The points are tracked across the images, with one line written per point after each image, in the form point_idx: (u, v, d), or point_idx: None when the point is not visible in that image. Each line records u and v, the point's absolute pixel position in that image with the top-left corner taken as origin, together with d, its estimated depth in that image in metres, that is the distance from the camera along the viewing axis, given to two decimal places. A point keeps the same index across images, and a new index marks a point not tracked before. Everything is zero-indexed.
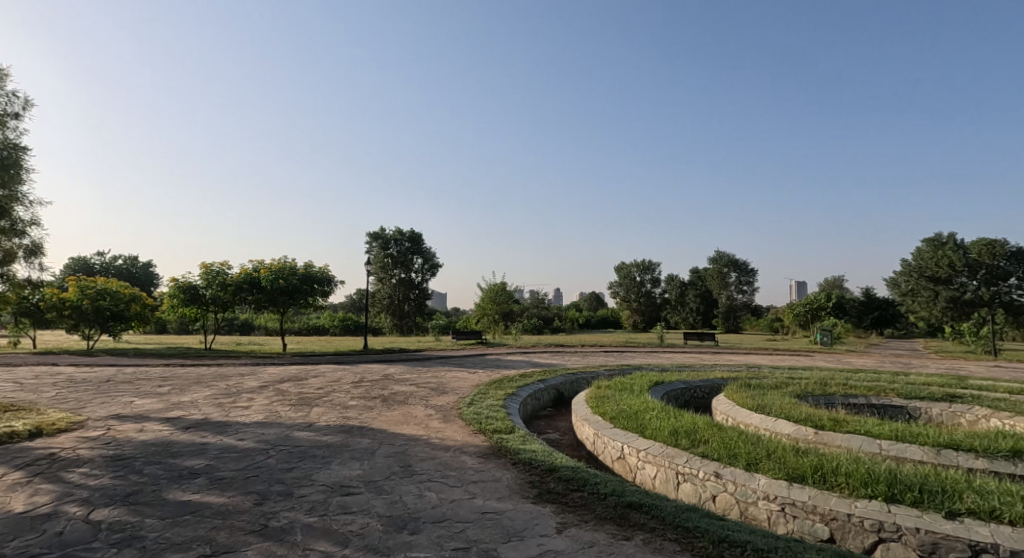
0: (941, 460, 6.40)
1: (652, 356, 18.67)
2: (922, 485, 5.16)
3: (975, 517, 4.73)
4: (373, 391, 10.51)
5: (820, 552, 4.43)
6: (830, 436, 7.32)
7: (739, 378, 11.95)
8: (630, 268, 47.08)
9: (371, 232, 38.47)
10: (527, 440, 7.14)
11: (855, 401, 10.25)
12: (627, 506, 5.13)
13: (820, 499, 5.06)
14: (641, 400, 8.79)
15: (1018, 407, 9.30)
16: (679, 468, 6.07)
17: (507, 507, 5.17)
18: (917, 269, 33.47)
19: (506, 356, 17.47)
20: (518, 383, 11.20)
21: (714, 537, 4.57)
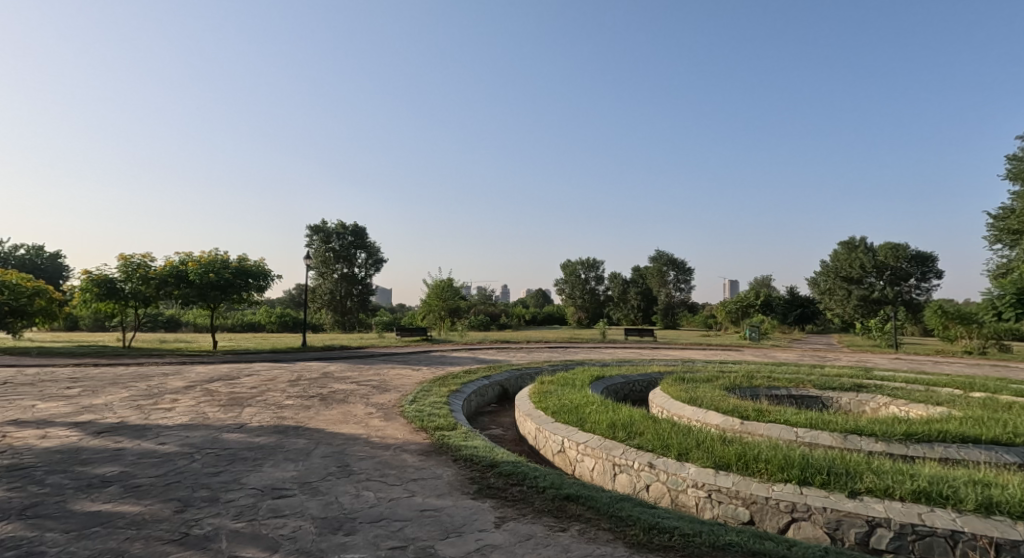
0: (847, 444, 6.93)
1: (594, 352, 19.05)
2: (829, 468, 5.57)
3: (872, 495, 5.16)
4: (311, 390, 10.25)
5: (740, 533, 4.71)
6: (754, 426, 7.76)
7: (673, 372, 12.45)
8: (575, 266, 47.92)
9: (313, 226, 37.26)
10: (469, 436, 7.16)
11: (777, 392, 10.90)
12: (564, 498, 5.26)
13: (742, 484, 5.37)
14: (582, 394, 9.01)
15: (916, 395, 10.16)
16: (615, 459, 6.27)
17: (447, 504, 5.18)
18: (832, 269, 36.23)
19: (450, 353, 17.46)
20: (462, 379, 11.19)
21: (645, 524, 4.77)
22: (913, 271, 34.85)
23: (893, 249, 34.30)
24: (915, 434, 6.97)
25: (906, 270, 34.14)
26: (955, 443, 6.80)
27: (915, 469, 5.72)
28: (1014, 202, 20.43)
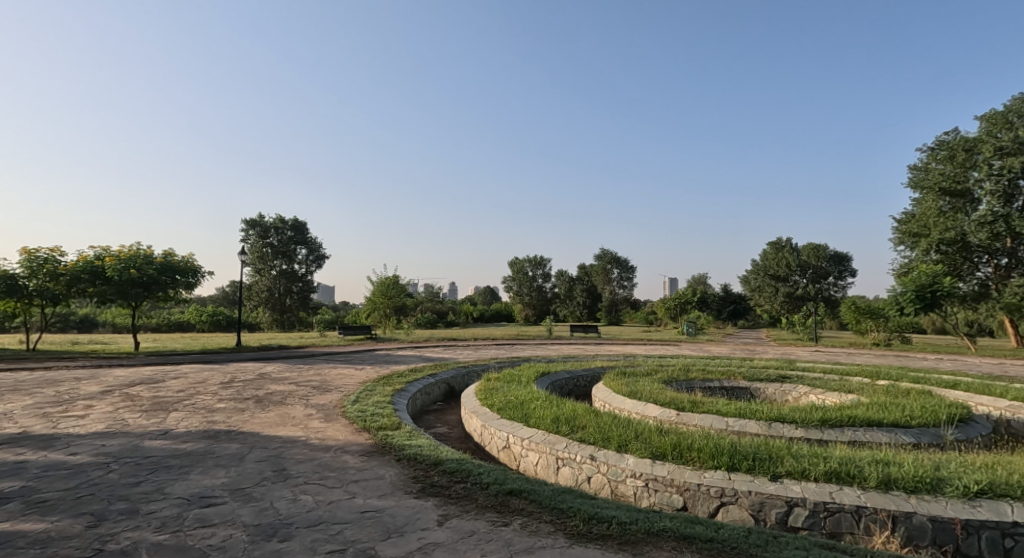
0: (771, 432, 7.39)
1: (541, 349, 19.31)
2: (754, 454, 5.93)
3: (792, 477, 5.53)
4: (245, 392, 9.93)
5: (673, 519, 4.95)
6: (688, 416, 8.14)
7: (615, 367, 12.84)
8: (522, 263, 48.32)
9: (248, 219, 35.81)
10: (413, 435, 7.17)
11: (710, 384, 11.44)
12: (507, 493, 5.37)
13: (676, 473, 5.65)
14: (528, 390, 9.15)
15: (831, 384, 10.93)
16: (558, 453, 6.45)
17: (389, 504, 5.19)
18: (760, 267, 38.08)
19: (395, 351, 17.26)
20: (407, 378, 11.13)
21: (585, 515, 4.92)
22: (831, 269, 37.94)
23: (815, 249, 36.96)
24: (831, 420, 7.50)
25: (826, 269, 36.80)
26: (864, 426, 7.39)
27: (828, 452, 6.17)
28: (914, 207, 22.13)
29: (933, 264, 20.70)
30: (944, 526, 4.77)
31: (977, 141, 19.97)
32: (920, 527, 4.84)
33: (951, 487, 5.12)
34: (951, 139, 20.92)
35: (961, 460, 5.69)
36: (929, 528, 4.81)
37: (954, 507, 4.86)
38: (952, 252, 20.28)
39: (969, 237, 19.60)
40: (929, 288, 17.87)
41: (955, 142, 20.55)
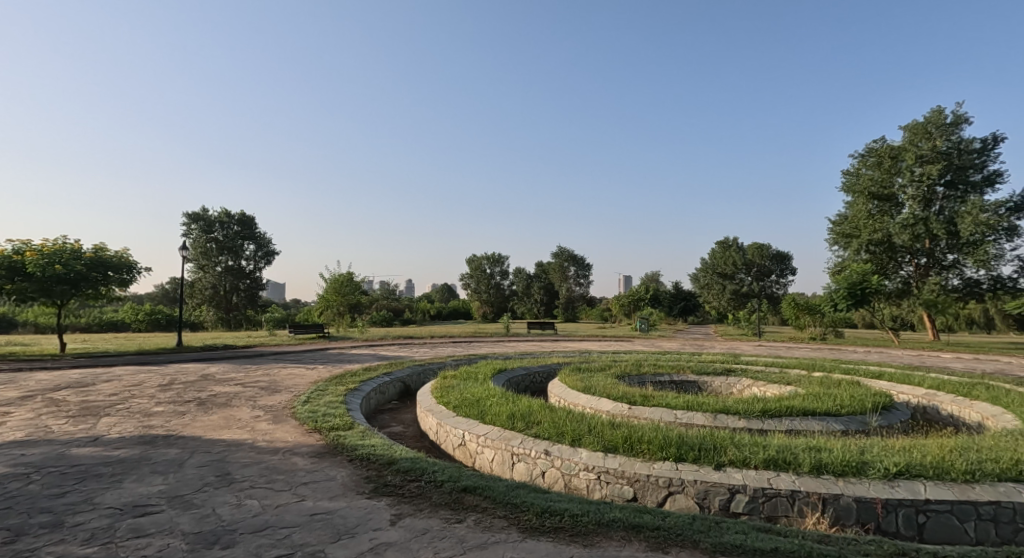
0: (716, 423, 7.75)
1: (498, 346, 19.41)
2: (699, 444, 6.21)
3: (734, 466, 5.83)
4: (186, 395, 9.64)
5: (622, 509, 5.14)
6: (639, 410, 8.43)
7: (571, 363, 13.09)
8: (480, 260, 48.32)
9: (191, 213, 34.43)
10: (366, 435, 7.16)
11: (660, 379, 11.83)
12: (462, 490, 5.43)
13: (627, 465, 5.87)
14: (483, 387, 9.25)
15: (772, 377, 11.50)
16: (513, 449, 6.58)
17: (339, 505, 5.18)
18: (709, 265, 39.49)
19: (349, 350, 17.04)
20: (361, 377, 11.04)
21: (538, 509, 5.03)
22: (774, 267, 39.43)
23: (759, 248, 38.61)
24: (771, 410, 7.92)
25: (769, 267, 38.51)
26: (800, 415, 7.84)
27: (767, 441, 6.52)
28: (846, 209, 23.38)
29: (863, 263, 21.97)
30: (867, 505, 5.09)
31: (900, 148, 21.23)
32: (847, 507, 5.14)
33: (874, 469, 5.46)
34: (878, 146, 22.11)
35: (883, 444, 6.11)
36: (854, 508, 5.12)
37: (876, 487, 5.19)
38: (880, 252, 21.61)
39: (894, 239, 20.99)
40: (860, 286, 18.99)
41: (882, 150, 21.73)
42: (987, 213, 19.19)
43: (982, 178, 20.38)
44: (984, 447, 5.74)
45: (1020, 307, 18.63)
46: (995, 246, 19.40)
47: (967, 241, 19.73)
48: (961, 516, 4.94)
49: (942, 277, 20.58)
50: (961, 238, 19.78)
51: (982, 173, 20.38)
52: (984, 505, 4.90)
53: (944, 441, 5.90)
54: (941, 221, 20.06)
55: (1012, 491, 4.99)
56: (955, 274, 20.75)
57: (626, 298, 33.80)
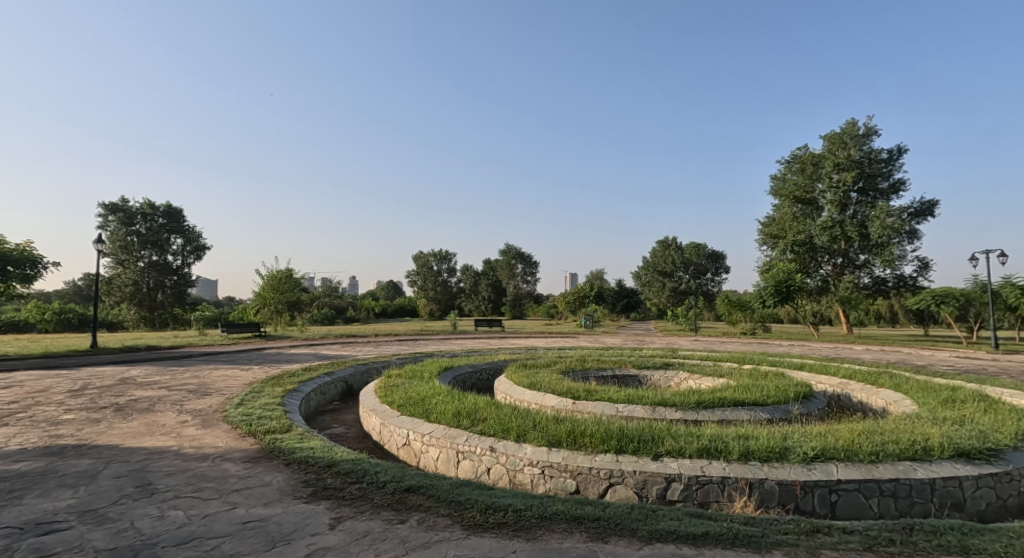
0: (655, 415, 8.09)
1: (445, 344, 19.37)
2: (638, 436, 6.49)
3: (670, 455, 6.13)
4: (102, 401, 9.16)
5: (564, 502, 5.32)
6: (583, 404, 8.69)
7: (517, 359, 13.26)
8: (427, 257, 47.86)
9: (110, 204, 32.48)
10: (305, 437, 7.04)
11: (603, 374, 12.20)
12: (405, 490, 5.44)
13: (570, 459, 6.07)
14: (428, 386, 9.27)
15: (706, 370, 12.08)
16: (459, 447, 6.66)
17: (274, 511, 5.08)
18: (650, 263, 40.82)
19: (288, 350, 16.59)
20: (301, 378, 10.81)
21: (482, 506, 5.11)
22: (709, 266, 41.34)
23: (696, 248, 40.38)
24: (705, 401, 8.34)
25: (705, 266, 40.31)
26: (730, 405, 8.31)
27: (701, 431, 6.88)
28: (773, 212, 24.69)
29: (788, 262, 23.29)
30: (787, 487, 5.49)
31: (820, 156, 22.66)
32: (770, 490, 5.52)
33: (794, 453, 5.88)
34: (802, 154, 23.48)
35: (802, 430, 6.58)
36: (777, 490, 5.50)
37: (795, 471, 5.59)
38: (803, 252, 22.96)
39: (814, 240, 22.40)
40: (785, 283, 20.19)
41: (805, 157, 23.09)
42: (893, 217, 20.78)
43: (889, 186, 22.05)
44: (887, 429, 6.30)
45: (919, 302, 20.24)
46: (899, 248, 21.01)
47: (876, 242, 21.22)
48: (867, 493, 5.41)
49: (855, 276, 22.09)
50: (871, 240, 21.28)
51: (889, 181, 22.05)
52: (885, 482, 5.38)
53: (854, 426, 6.43)
54: (854, 224, 21.58)
55: (909, 469, 5.51)
56: (866, 272, 22.25)
57: (572, 295, 34.35)
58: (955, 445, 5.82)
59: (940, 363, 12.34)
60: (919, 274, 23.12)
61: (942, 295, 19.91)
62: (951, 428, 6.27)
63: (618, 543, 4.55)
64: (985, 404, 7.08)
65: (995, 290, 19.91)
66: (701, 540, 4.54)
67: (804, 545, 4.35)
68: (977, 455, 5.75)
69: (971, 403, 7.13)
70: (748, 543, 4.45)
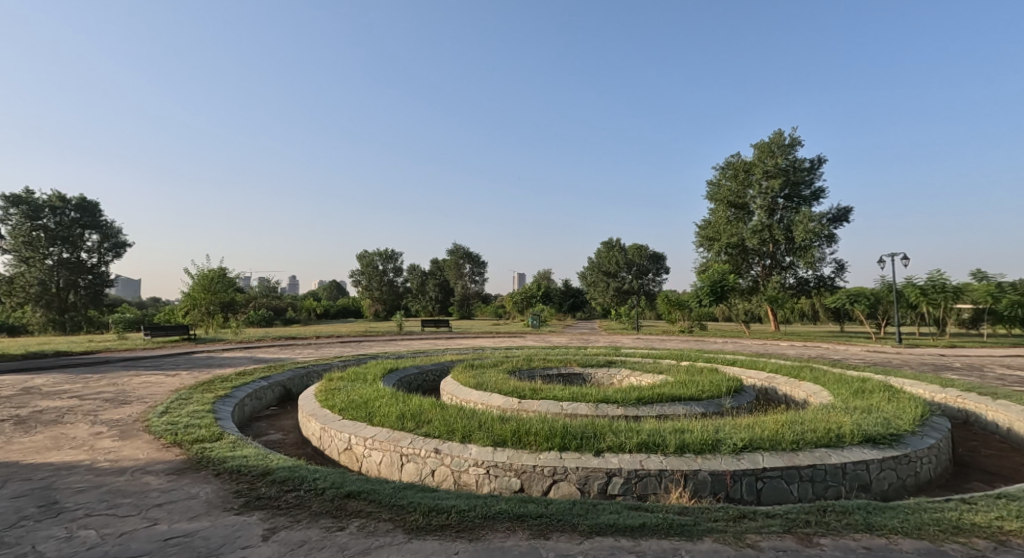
0: (598, 412, 8.32)
1: (390, 345, 19.12)
2: (580, 433, 6.66)
3: (611, 450, 6.33)
4: (4, 413, 8.55)
5: (508, 500, 5.41)
6: (529, 403, 8.83)
7: (463, 359, 13.28)
8: (372, 257, 46.95)
9: (12, 197, 30.06)
10: (237, 445, 6.80)
11: (549, 372, 12.41)
12: (344, 496, 5.35)
13: (514, 457, 6.16)
14: (372, 388, 9.17)
15: (647, 367, 12.50)
16: (403, 449, 6.64)
17: (201, 525, 4.89)
18: (595, 264, 41.73)
19: (221, 354, 15.95)
20: (234, 383, 10.44)
21: (425, 509, 5.12)
22: (650, 266, 42.77)
23: (638, 249, 41.73)
24: (645, 398, 8.63)
25: (647, 267, 41.70)
26: (668, 400, 8.65)
27: (640, 426, 7.13)
28: (708, 215, 25.72)
29: (722, 264, 24.32)
30: (718, 477, 5.78)
31: (751, 164, 23.78)
32: (703, 481, 5.80)
33: (725, 444, 6.19)
34: (735, 160, 24.53)
35: (732, 423, 6.93)
36: (709, 480, 5.79)
37: (726, 461, 5.89)
38: (736, 254, 24.06)
39: (746, 242, 23.52)
40: (719, 283, 21.16)
41: (737, 164, 24.14)
42: (814, 222, 22.12)
43: (810, 194, 23.45)
44: (809, 419, 6.73)
45: (836, 301, 21.60)
46: (821, 251, 22.21)
47: (799, 244, 22.58)
48: (788, 479, 5.78)
49: (782, 277, 23.32)
50: (795, 242, 22.58)
51: (811, 189, 23.44)
52: (805, 468, 5.76)
53: (778, 418, 6.82)
54: (781, 228, 22.81)
55: (825, 455, 5.93)
56: (791, 273, 23.53)
57: (519, 295, 34.59)
58: (865, 432, 6.30)
59: (856, 357, 13.29)
60: (837, 275, 24.69)
61: (856, 294, 21.38)
62: (861, 416, 6.78)
63: (559, 539, 4.69)
64: (889, 393, 7.69)
65: (899, 290, 21.60)
66: (638, 532, 4.72)
67: (732, 531, 4.61)
68: (882, 439, 6.25)
69: (877, 392, 7.72)
70: (681, 532, 4.67)
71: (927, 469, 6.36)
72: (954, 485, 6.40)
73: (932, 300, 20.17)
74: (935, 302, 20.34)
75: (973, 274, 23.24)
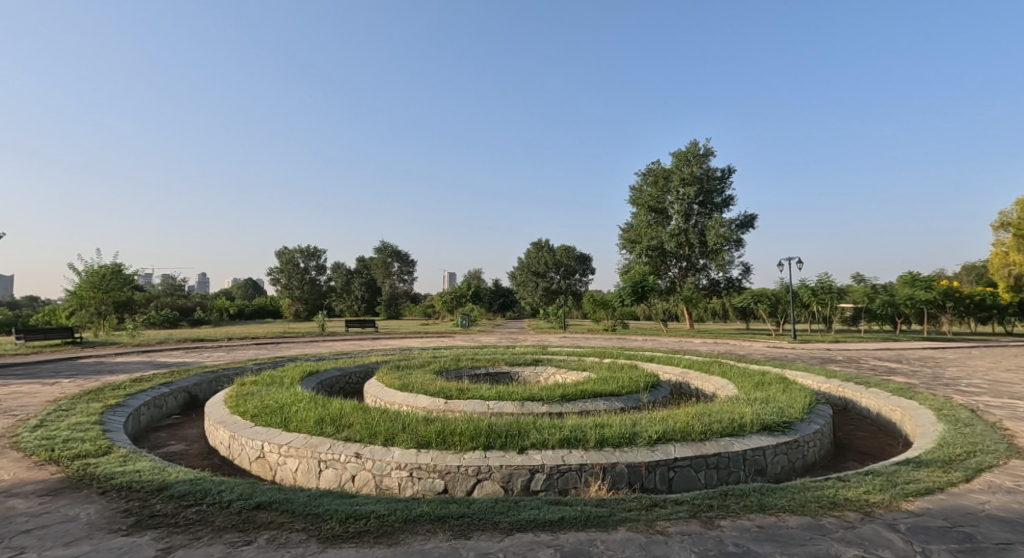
0: (524, 410, 8.43)
1: (309, 346, 18.47)
2: (504, 432, 6.72)
3: (535, 448, 6.43)
4: None
5: (429, 503, 5.38)
6: (455, 403, 8.82)
7: (389, 360, 13.05)
8: (292, 253, 44.92)
9: None
10: (129, 459, 6.34)
11: (477, 372, 12.44)
12: (253, 508, 5.13)
13: (439, 459, 6.14)
14: (289, 392, 8.83)
15: (572, 364, 12.80)
16: (321, 455, 6.45)
17: (81, 551, 4.51)
18: (525, 264, 42.18)
19: (117, 358, 14.77)
20: (129, 390, 9.71)
21: (342, 516, 5.01)
22: (577, 267, 43.86)
23: (566, 250, 42.63)
24: (567, 395, 8.84)
25: (574, 267, 42.67)
26: (590, 397, 8.90)
27: (562, 422, 7.28)
28: (630, 218, 26.61)
29: (642, 266, 25.26)
30: (634, 468, 6.02)
31: (670, 171, 24.86)
32: (620, 473, 6.02)
33: (641, 437, 6.45)
34: (655, 167, 25.52)
35: (647, 417, 7.23)
36: (626, 472, 6.02)
37: (641, 453, 6.15)
38: (655, 257, 25.08)
39: (665, 245, 24.59)
40: (640, 284, 21.99)
41: (658, 171, 25.12)
42: (725, 227, 23.46)
43: (722, 201, 24.79)
44: (715, 411, 7.15)
45: (742, 301, 23.03)
46: (729, 254, 23.88)
47: (711, 248, 23.90)
48: (697, 467, 6.11)
49: (696, 278, 24.54)
50: (708, 246, 23.88)
51: (722, 198, 24.81)
52: (711, 456, 6.12)
53: (689, 410, 7.20)
54: (696, 233, 24.05)
55: (729, 444, 6.31)
56: (704, 275, 24.80)
57: (448, 294, 34.39)
58: (762, 421, 6.77)
59: (762, 353, 14.23)
60: (744, 277, 26.27)
61: (759, 295, 22.89)
62: (760, 406, 7.28)
63: (480, 538, 4.72)
64: (784, 385, 8.31)
65: (795, 291, 23.31)
66: (556, 526, 4.84)
67: (644, 519, 4.81)
68: (777, 427, 6.75)
69: (774, 384, 8.32)
70: (597, 524, 4.83)
71: (815, 453, 6.93)
72: (835, 465, 7.02)
73: (822, 300, 22.00)
74: (825, 302, 22.19)
75: (854, 278, 25.54)
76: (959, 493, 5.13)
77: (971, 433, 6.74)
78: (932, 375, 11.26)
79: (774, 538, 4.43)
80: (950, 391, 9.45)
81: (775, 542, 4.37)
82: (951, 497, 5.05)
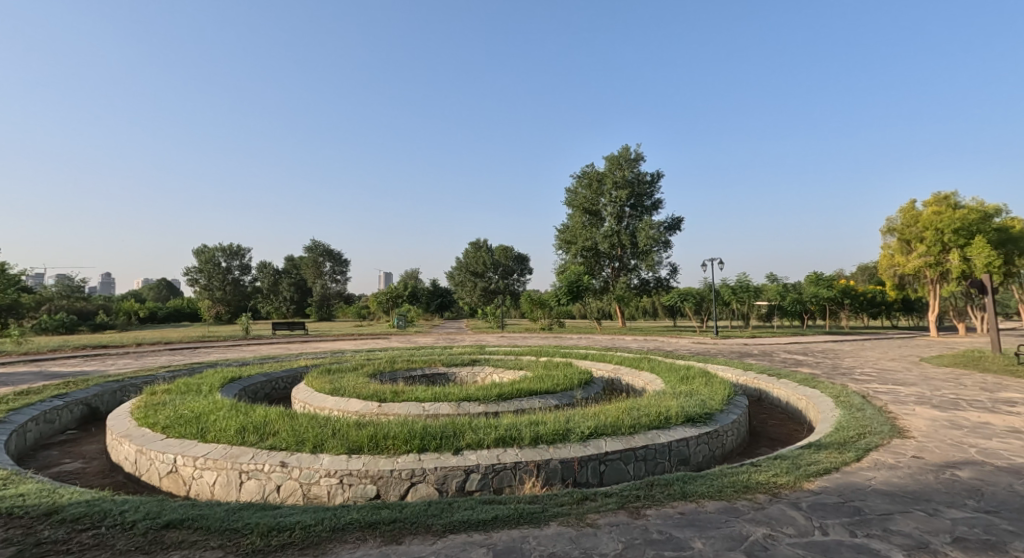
0: (461, 410, 8.33)
1: (231, 351, 17.59)
2: (438, 434, 6.60)
3: (471, 448, 6.34)
4: None
5: (359, 510, 5.19)
6: (390, 407, 8.58)
7: (319, 364, 12.59)
8: (213, 252, 42.52)
9: None
10: (14, 481, 5.76)
11: (412, 374, 12.21)
12: (163, 527, 4.77)
13: (371, 464, 5.94)
14: (207, 401, 8.31)
15: (508, 364, 12.79)
16: (243, 466, 6.10)
17: None
18: (463, 264, 41.97)
19: (5, 369, 13.40)
20: (17, 405, 8.84)
21: (263, 529, 4.73)
22: (514, 266, 44.22)
23: (504, 250, 42.90)
24: (503, 394, 8.81)
25: (511, 267, 42.96)
26: (526, 395, 8.92)
27: (498, 421, 7.24)
28: (566, 219, 26.96)
29: (577, 266, 25.66)
30: (567, 464, 6.05)
31: (603, 174, 25.38)
32: (554, 469, 6.03)
33: (574, 433, 6.50)
34: (589, 170, 25.98)
35: (580, 413, 7.31)
36: (559, 468, 6.03)
37: (574, 448, 6.19)
38: (589, 257, 25.54)
39: (599, 246, 25.12)
40: (575, 284, 22.34)
41: (591, 174, 25.55)
42: (654, 229, 24.30)
43: (651, 204, 25.59)
44: (644, 405, 7.32)
45: (670, 300, 23.91)
46: (658, 255, 24.70)
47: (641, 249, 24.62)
48: (626, 460, 6.23)
49: (628, 278, 25.20)
50: (638, 247, 24.63)
51: (652, 200, 25.61)
52: (639, 448, 6.26)
53: (620, 404, 7.34)
54: (627, 234, 24.73)
55: (656, 436, 6.47)
56: (635, 275, 25.56)
57: (383, 295, 33.68)
58: (685, 413, 6.99)
59: (686, 348, 14.79)
60: (672, 276, 27.26)
61: (685, 294, 23.81)
62: (684, 399, 7.52)
63: (411, 542, 4.60)
64: (707, 379, 8.62)
65: (718, 290, 24.40)
66: (489, 525, 4.78)
67: (575, 513, 4.84)
68: (699, 418, 6.99)
69: (698, 378, 8.62)
70: (530, 520, 4.81)
71: (732, 441, 7.22)
72: (750, 452, 7.34)
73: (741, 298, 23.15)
74: (743, 300, 23.39)
75: (769, 278, 27.05)
76: (852, 472, 5.47)
77: (862, 417, 7.23)
78: (834, 365, 12.07)
79: (694, 523, 4.55)
80: (848, 379, 10.16)
81: (695, 527, 4.50)
82: (845, 475, 5.38)
